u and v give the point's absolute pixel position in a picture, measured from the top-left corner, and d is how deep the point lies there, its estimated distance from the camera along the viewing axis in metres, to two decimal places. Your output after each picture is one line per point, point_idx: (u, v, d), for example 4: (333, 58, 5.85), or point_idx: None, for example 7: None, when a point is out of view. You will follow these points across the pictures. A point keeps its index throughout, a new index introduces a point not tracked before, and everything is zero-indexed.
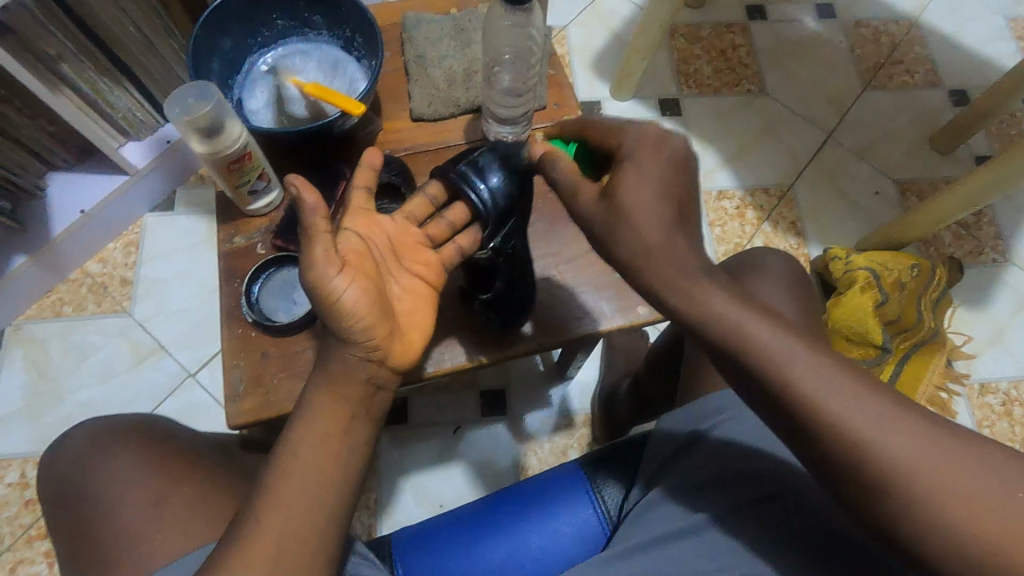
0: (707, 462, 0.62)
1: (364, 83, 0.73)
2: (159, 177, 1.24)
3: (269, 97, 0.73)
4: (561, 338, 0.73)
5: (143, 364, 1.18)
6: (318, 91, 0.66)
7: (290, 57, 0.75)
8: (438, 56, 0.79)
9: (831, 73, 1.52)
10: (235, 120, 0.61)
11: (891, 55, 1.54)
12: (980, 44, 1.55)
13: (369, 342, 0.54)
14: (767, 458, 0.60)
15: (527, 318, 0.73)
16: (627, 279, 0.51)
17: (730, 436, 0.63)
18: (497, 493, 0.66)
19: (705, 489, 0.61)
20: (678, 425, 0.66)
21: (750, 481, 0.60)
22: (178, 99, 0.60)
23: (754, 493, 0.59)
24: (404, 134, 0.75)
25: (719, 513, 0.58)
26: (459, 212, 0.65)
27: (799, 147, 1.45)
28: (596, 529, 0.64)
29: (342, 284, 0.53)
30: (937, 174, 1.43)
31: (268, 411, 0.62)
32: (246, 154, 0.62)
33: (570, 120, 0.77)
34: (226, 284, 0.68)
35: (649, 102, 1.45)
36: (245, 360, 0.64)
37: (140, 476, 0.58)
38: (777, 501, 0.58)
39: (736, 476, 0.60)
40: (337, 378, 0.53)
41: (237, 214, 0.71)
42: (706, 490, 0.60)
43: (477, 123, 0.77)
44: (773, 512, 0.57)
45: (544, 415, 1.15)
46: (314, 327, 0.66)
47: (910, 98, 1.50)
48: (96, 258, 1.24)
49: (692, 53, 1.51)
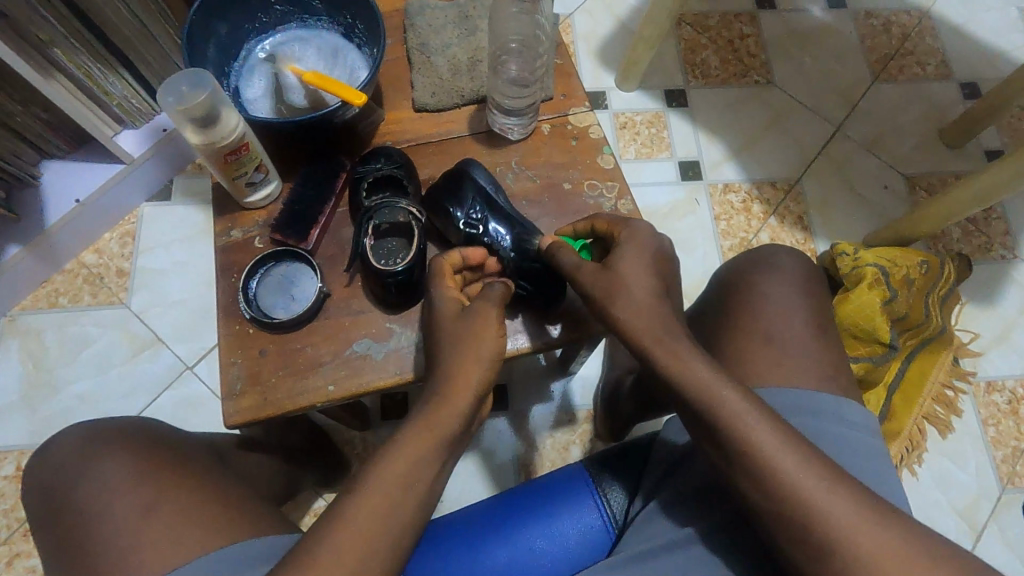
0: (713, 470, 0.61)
1: (365, 71, 0.70)
2: (155, 166, 1.21)
3: (267, 86, 0.70)
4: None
5: (140, 356, 1.17)
6: (318, 79, 0.64)
7: (288, 44, 0.73)
8: (442, 44, 0.76)
9: (839, 64, 1.49)
10: (231, 110, 0.57)
11: (902, 46, 1.51)
12: (993, 36, 1.52)
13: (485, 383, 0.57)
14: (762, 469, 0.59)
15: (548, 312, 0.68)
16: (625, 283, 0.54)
17: None
18: (491, 500, 0.64)
19: (689, 506, 0.60)
20: (672, 450, 0.65)
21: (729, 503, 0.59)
22: (169, 87, 0.56)
23: (734, 513, 0.58)
24: (406, 125, 0.73)
25: (704, 530, 0.58)
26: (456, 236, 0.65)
27: (808, 140, 1.42)
28: (600, 531, 0.63)
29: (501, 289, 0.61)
30: (946, 169, 1.41)
31: (266, 411, 0.60)
32: (243, 145, 0.59)
33: (577, 111, 0.75)
34: (223, 279, 0.65)
35: (655, 92, 1.43)
36: (242, 358, 0.62)
37: (132, 481, 0.57)
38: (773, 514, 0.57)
39: (720, 495, 0.60)
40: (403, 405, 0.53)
41: (232, 206, 0.68)
42: (691, 506, 0.60)
43: (481, 114, 0.74)
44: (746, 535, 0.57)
45: (546, 410, 1.14)
46: (313, 325, 0.64)
47: (921, 90, 1.48)
48: (92, 248, 1.22)
49: (699, 42, 1.48)
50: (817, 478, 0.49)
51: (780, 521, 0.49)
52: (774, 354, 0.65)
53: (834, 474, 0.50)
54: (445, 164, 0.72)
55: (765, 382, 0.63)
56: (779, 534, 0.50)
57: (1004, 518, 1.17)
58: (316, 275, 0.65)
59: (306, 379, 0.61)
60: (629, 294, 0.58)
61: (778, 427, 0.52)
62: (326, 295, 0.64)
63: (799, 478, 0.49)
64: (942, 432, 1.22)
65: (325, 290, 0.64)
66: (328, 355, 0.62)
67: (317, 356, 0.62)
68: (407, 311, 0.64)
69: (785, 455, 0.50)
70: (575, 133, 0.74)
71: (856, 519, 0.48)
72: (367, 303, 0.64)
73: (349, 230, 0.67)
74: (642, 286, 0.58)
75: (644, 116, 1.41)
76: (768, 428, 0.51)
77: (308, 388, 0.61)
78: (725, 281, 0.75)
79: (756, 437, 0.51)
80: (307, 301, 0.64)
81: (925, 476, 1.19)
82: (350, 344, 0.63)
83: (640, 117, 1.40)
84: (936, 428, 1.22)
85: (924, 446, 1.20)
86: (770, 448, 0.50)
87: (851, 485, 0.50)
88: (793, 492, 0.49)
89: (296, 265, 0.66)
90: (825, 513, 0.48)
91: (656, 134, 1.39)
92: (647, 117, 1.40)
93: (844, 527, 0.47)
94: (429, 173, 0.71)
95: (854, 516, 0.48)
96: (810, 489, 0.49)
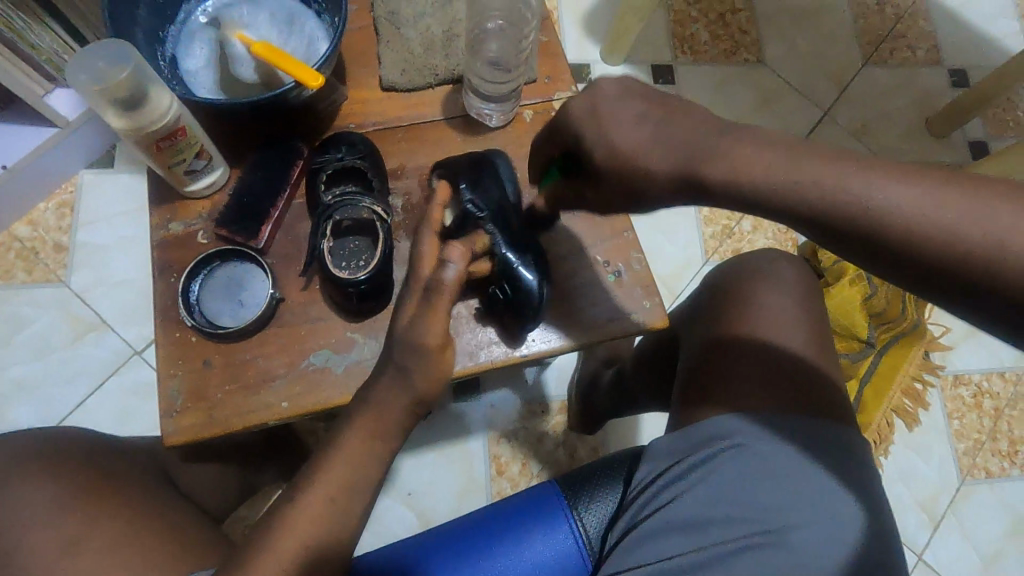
0: (712, 497, 0.55)
1: (326, 44, 0.62)
2: (94, 129, 1.09)
3: (211, 57, 0.61)
4: (604, 335, 0.63)
5: (81, 341, 1.08)
6: (270, 54, 0.55)
7: (234, 5, 0.62)
8: (415, 14, 0.68)
9: (831, 45, 1.44)
10: (162, 88, 0.49)
11: (895, 28, 1.46)
12: (985, 22, 1.49)
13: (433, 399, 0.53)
14: (770, 493, 0.54)
15: None
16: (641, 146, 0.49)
17: (746, 465, 0.55)
18: (453, 526, 0.59)
19: (750, 469, 0.55)
20: (678, 432, 0.60)
21: (799, 421, 0.56)
22: (83, 62, 0.47)
23: (729, 540, 0.54)
24: (373, 106, 0.65)
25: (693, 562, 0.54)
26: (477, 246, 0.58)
27: (795, 124, 1.38)
28: (575, 556, 0.58)
29: (456, 268, 0.50)
30: (931, 159, 1.39)
31: (210, 430, 0.54)
32: (179, 130, 0.51)
33: (563, 96, 0.68)
34: (161, 279, 0.58)
35: (642, 68, 1.35)
36: (184, 370, 0.55)
37: (53, 516, 0.50)
38: (776, 540, 0.52)
39: (785, 431, 0.56)
40: (375, 413, 0.51)
41: (172, 195, 0.60)
42: (767, 463, 0.55)
43: (458, 96, 0.66)
44: (836, 451, 0.55)
45: (519, 401, 1.10)
46: (265, 334, 0.57)
47: (911, 76, 1.44)
48: (25, 220, 1.11)
49: (689, 16, 1.40)
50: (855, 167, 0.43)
51: (931, 273, 0.41)
52: (769, 371, 0.59)
53: (960, 190, 0.40)
54: (416, 152, 0.64)
55: (743, 408, 0.57)
56: (919, 283, 0.42)
57: (962, 510, 1.20)
58: (268, 278, 0.58)
59: (257, 396, 0.55)
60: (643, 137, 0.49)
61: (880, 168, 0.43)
62: (279, 301, 0.58)
63: (835, 174, 0.43)
64: (909, 424, 1.23)
65: (278, 295, 0.57)
66: (282, 368, 0.56)
67: (269, 369, 0.56)
68: (368, 320, 0.58)
69: (909, 203, 0.41)
70: None
71: (1008, 225, 0.38)
72: (326, 310, 0.58)
73: (306, 226, 0.60)
74: (641, 124, 0.49)
75: None
76: (856, 175, 0.43)
77: (259, 405, 0.55)
78: (717, 287, 0.71)
79: (853, 189, 0.43)
80: (258, 307, 0.58)
81: (890, 469, 1.21)
82: (307, 356, 0.57)
83: None
84: (904, 420, 1.23)
85: (892, 439, 1.22)
86: (897, 202, 0.41)
87: (979, 190, 0.40)
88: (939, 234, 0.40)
89: (246, 266, 0.59)
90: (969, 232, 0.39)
91: None
92: None
93: (999, 235, 0.38)
94: (399, 163, 0.64)
95: (998, 215, 0.39)
96: (938, 215, 0.40)
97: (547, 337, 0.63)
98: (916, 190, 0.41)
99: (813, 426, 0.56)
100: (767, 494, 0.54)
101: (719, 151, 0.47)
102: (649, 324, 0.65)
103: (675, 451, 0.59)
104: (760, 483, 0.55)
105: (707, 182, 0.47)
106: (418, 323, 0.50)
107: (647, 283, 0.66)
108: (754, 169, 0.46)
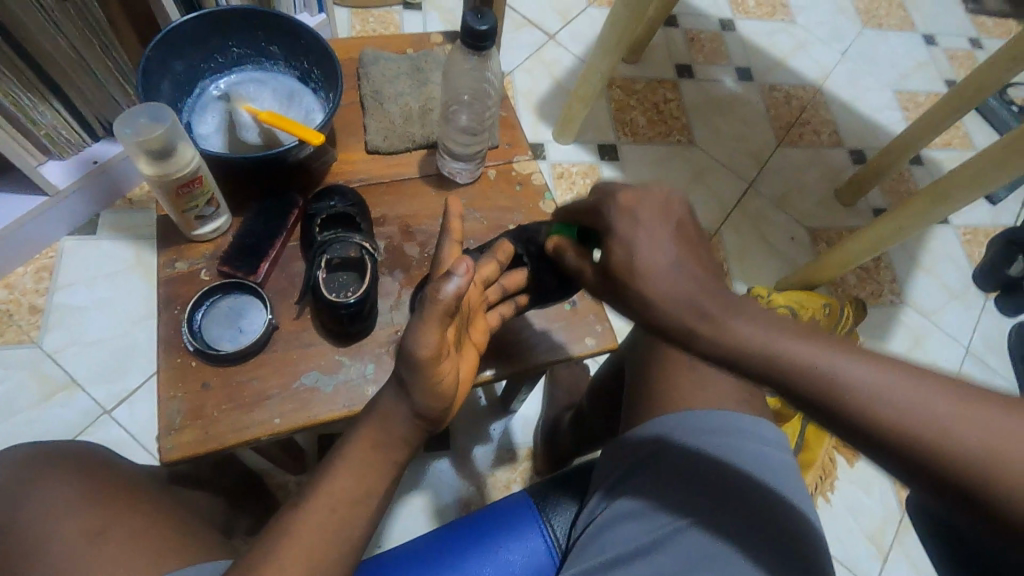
0: (654, 484, 0.61)
1: (321, 114, 0.74)
2: (83, 197, 1.16)
3: (221, 123, 0.71)
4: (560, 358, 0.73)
5: (50, 402, 1.08)
6: (274, 119, 0.66)
7: (244, 84, 0.75)
8: (395, 92, 0.81)
9: (750, 129, 1.67)
10: (187, 143, 0.58)
11: (801, 116, 1.72)
12: (873, 112, 1.77)
13: (431, 418, 0.56)
14: (701, 473, 0.60)
15: (498, 345, 0.72)
16: (661, 293, 0.46)
17: (678, 454, 0.62)
18: (429, 536, 0.63)
19: (649, 491, 0.60)
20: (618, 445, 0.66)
21: (677, 455, 0.61)
22: (128, 119, 0.57)
23: (674, 521, 0.58)
24: (358, 166, 0.76)
25: (645, 542, 0.57)
26: (513, 278, 0.66)
27: (724, 195, 1.57)
28: (543, 556, 0.63)
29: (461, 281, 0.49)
30: (842, 223, 1.59)
31: (206, 445, 0.59)
32: (197, 178, 0.59)
33: (521, 159, 0.81)
34: (166, 311, 0.64)
35: (589, 146, 1.54)
36: (183, 392, 0.61)
37: (48, 533, 0.53)
38: (711, 519, 0.57)
39: (677, 461, 0.61)
40: (385, 427, 0.55)
41: (181, 238, 0.68)
42: (698, 454, 0.61)
43: (431, 158, 0.79)
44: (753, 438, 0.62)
45: (488, 448, 1.15)
46: (260, 358, 0.63)
47: (818, 155, 1.68)
48: (2, 283, 1.14)
49: (628, 104, 1.62)
50: (843, 355, 0.42)
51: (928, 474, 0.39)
52: (700, 414, 0.64)
53: (959, 395, 0.39)
54: (395, 204, 0.75)
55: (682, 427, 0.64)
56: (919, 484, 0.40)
57: (907, 540, 1.27)
58: (264, 307, 0.66)
59: (251, 413, 0.61)
60: (661, 268, 0.47)
61: (852, 351, 0.43)
62: (274, 327, 0.65)
63: (823, 362, 0.42)
64: (850, 460, 1.33)
65: (274, 322, 0.64)
66: (275, 388, 0.62)
67: (262, 389, 0.62)
68: (353, 344, 0.65)
69: (898, 393, 0.40)
70: (519, 179, 0.79)
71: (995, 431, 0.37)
72: (316, 335, 0.65)
73: (299, 265, 0.68)
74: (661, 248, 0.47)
75: (580, 167, 1.51)
76: (850, 362, 0.42)
77: (252, 422, 0.60)
78: None
79: (818, 367, 0.42)
80: (255, 334, 0.64)
81: (837, 504, 1.29)
82: (299, 377, 0.63)
83: (575, 168, 1.50)
84: (845, 456, 1.33)
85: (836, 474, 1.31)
86: (892, 394, 0.40)
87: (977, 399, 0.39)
88: (939, 441, 0.38)
89: (244, 298, 0.66)
90: (961, 444, 0.38)
91: (591, 184, 1.49)
92: (583, 169, 1.50)
93: (982, 443, 0.37)
94: (381, 212, 0.74)
95: (991, 425, 0.38)
96: (924, 411, 0.39)
97: (513, 360, 0.72)
98: (919, 392, 0.40)
99: (728, 423, 0.63)
100: (701, 481, 0.59)
101: (720, 323, 0.44)
102: (602, 346, 0.75)
103: (619, 454, 0.65)
104: (693, 465, 0.60)
105: (693, 339, 0.45)
106: (412, 334, 0.50)
107: (598, 312, 0.77)
108: (737, 334, 0.44)
